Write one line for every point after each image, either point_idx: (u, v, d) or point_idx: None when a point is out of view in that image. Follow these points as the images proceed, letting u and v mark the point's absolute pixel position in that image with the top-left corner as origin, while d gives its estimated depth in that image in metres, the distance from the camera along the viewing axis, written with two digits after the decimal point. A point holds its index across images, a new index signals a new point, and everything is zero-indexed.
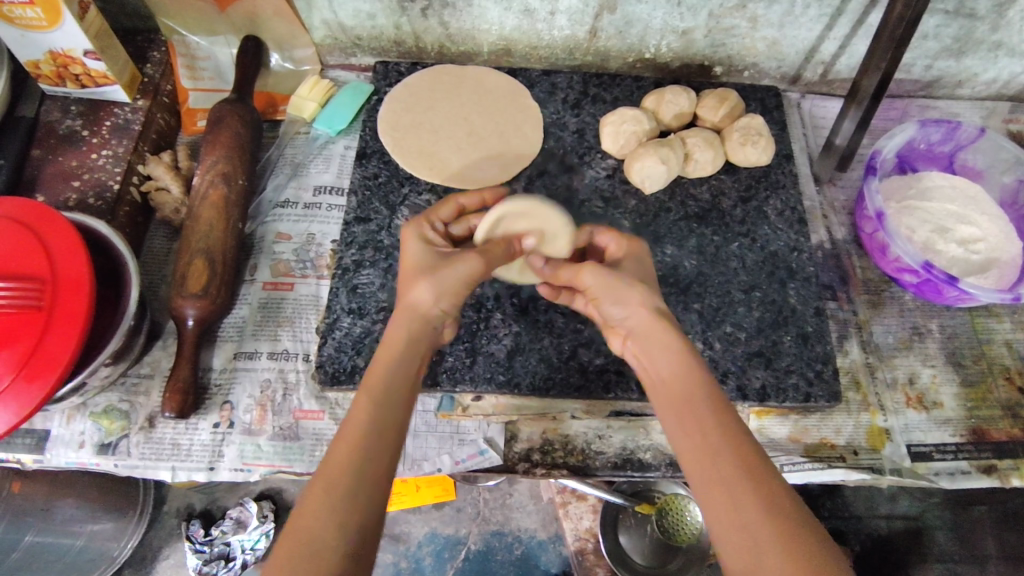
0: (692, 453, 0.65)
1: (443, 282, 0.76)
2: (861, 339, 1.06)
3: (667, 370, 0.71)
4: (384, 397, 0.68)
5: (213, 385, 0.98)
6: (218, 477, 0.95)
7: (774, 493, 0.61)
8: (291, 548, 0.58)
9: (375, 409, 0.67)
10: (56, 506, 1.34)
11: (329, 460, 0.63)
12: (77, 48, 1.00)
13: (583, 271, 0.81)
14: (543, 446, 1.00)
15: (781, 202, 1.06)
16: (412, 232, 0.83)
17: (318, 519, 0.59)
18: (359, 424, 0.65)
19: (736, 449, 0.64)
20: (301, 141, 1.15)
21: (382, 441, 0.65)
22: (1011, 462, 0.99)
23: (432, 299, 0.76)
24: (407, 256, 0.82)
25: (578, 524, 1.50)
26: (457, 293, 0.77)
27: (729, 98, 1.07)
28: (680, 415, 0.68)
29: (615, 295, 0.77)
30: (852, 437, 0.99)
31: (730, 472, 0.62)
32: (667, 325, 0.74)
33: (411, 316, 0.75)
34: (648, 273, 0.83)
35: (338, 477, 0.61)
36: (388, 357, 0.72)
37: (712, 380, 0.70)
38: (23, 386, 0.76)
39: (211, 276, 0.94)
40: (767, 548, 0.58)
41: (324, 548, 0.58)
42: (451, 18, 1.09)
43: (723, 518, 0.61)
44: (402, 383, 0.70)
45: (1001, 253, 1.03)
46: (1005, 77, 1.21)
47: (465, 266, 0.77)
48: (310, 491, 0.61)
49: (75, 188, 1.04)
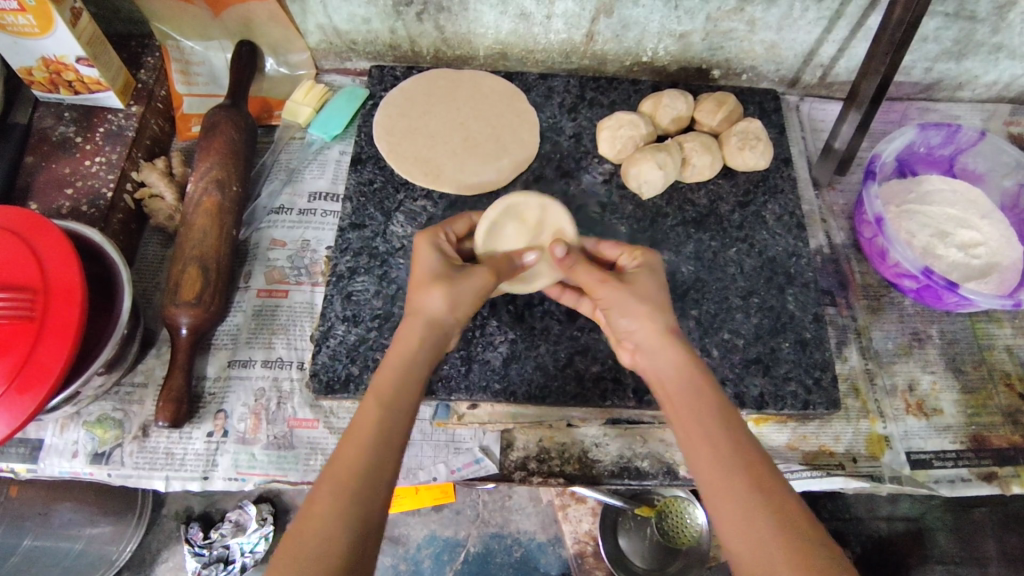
0: (705, 470, 0.64)
1: (459, 294, 0.77)
2: (860, 345, 1.05)
3: (677, 386, 0.71)
4: (392, 403, 0.67)
5: (206, 394, 0.98)
6: (213, 486, 0.94)
7: (792, 508, 0.60)
8: (294, 550, 0.57)
9: (384, 415, 0.65)
10: (55, 510, 1.33)
11: (332, 462, 0.62)
12: (69, 55, 1.00)
13: (597, 283, 0.80)
14: (539, 454, 1.00)
15: (779, 207, 1.05)
16: (426, 241, 0.82)
17: (320, 517, 0.58)
18: (363, 428, 0.64)
19: (752, 465, 0.63)
20: (296, 146, 1.15)
21: (388, 448, 0.64)
22: (1012, 470, 0.98)
23: (448, 307, 0.76)
24: (419, 262, 0.80)
25: (578, 527, 1.53)
26: (470, 304, 0.78)
27: (727, 102, 1.05)
28: (693, 429, 0.68)
29: (623, 309, 0.77)
30: (851, 444, 0.98)
31: (746, 488, 0.62)
32: (678, 342, 0.75)
33: (423, 319, 0.75)
34: (664, 288, 0.80)
35: (343, 482, 0.60)
36: (395, 359, 0.71)
37: (724, 398, 0.70)
38: (16, 397, 0.75)
39: (204, 285, 0.94)
40: (782, 561, 0.57)
41: (326, 551, 0.57)
42: (447, 22, 1.09)
43: (740, 532, 0.60)
44: (409, 386, 0.69)
45: (1002, 258, 1.02)
46: (1006, 79, 1.20)
47: (480, 281, 0.79)
48: (314, 494, 0.60)
49: (68, 196, 1.04)
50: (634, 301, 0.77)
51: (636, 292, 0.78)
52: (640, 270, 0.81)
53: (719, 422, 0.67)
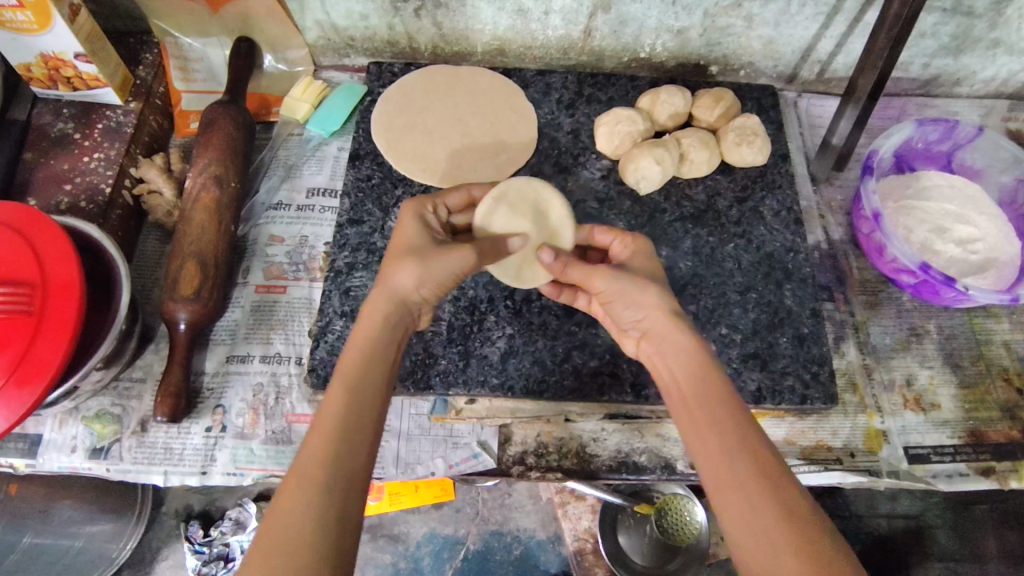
0: (710, 460, 0.64)
1: (428, 271, 0.75)
2: (858, 340, 1.05)
3: (684, 373, 0.71)
4: (359, 388, 0.67)
5: (204, 389, 0.98)
6: (211, 481, 0.95)
7: (791, 497, 0.61)
8: (269, 546, 0.57)
9: (350, 399, 0.65)
10: (55, 507, 1.34)
11: (301, 454, 0.62)
12: (68, 51, 1.00)
13: (598, 275, 0.80)
14: (537, 449, 1.00)
15: (777, 203, 1.05)
16: (411, 211, 0.81)
17: (293, 513, 0.58)
18: (329, 417, 0.64)
19: (754, 454, 0.63)
20: (294, 142, 1.15)
21: (355, 436, 0.64)
22: (1011, 464, 0.98)
23: (416, 285, 0.75)
24: (400, 231, 0.80)
25: (578, 524, 1.51)
26: (443, 283, 0.76)
27: (725, 97, 1.06)
28: (699, 417, 0.67)
29: (628, 298, 0.77)
30: (848, 439, 0.98)
31: (747, 477, 0.62)
32: (685, 327, 0.74)
33: (389, 299, 0.74)
34: (661, 273, 0.81)
35: (311, 474, 0.60)
36: (360, 344, 0.71)
37: (728, 388, 0.69)
38: (14, 390, 0.75)
39: (202, 280, 0.94)
40: (784, 551, 0.57)
41: (299, 544, 0.57)
42: (445, 18, 1.09)
43: (740, 521, 0.60)
44: (376, 369, 0.69)
45: (999, 253, 1.02)
46: (1004, 75, 1.20)
47: (455, 256, 0.76)
48: (285, 486, 0.60)
49: (67, 191, 1.04)
50: (633, 283, 0.77)
51: (636, 281, 0.78)
52: (637, 258, 0.82)
53: (725, 410, 0.67)
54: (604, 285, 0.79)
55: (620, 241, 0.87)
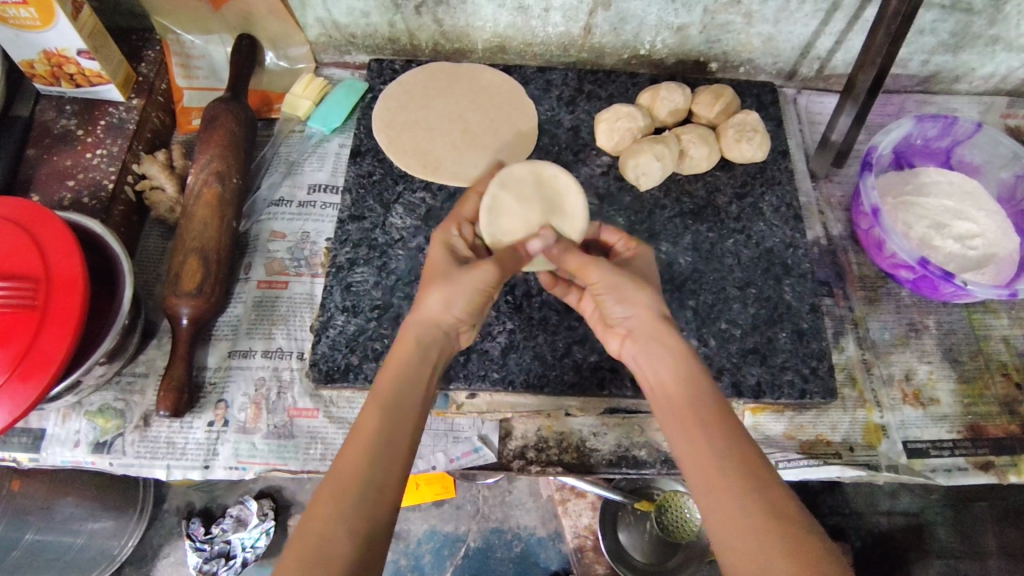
0: (696, 461, 0.65)
1: (456, 292, 0.78)
2: (857, 335, 1.05)
3: (672, 376, 0.73)
4: (393, 405, 0.69)
5: (207, 383, 0.98)
6: (213, 475, 0.95)
7: (777, 496, 0.61)
8: (302, 555, 0.58)
9: (385, 416, 0.68)
10: (57, 504, 1.29)
11: (335, 466, 0.64)
12: (71, 48, 1.00)
13: (592, 266, 0.80)
14: (538, 443, 1.00)
15: (776, 199, 1.05)
16: (439, 238, 0.87)
17: (325, 524, 0.60)
18: (365, 432, 0.66)
19: (741, 454, 0.64)
20: (296, 139, 1.16)
21: (389, 451, 0.66)
22: (1009, 459, 0.99)
23: (446, 307, 0.78)
24: (431, 259, 0.85)
25: (578, 521, 1.50)
26: (472, 300, 0.79)
27: (725, 94, 1.06)
28: (686, 418, 0.69)
29: (620, 294, 0.78)
30: (847, 434, 0.99)
31: (733, 477, 0.63)
32: (671, 330, 0.76)
33: (421, 322, 0.78)
34: (653, 278, 0.84)
35: (346, 485, 0.62)
36: (395, 364, 0.74)
37: (713, 390, 0.71)
38: (18, 385, 0.76)
39: (205, 275, 0.94)
40: (771, 550, 0.58)
41: (331, 553, 0.58)
42: (445, 16, 1.09)
43: (727, 521, 0.61)
44: (411, 388, 0.72)
45: (998, 249, 1.03)
46: (1003, 72, 1.21)
47: (478, 275, 0.79)
48: (319, 498, 0.62)
49: (70, 187, 1.04)
50: (628, 283, 0.79)
51: (629, 278, 0.79)
52: (635, 262, 0.86)
53: (712, 413, 0.68)
54: (599, 277, 0.80)
55: (622, 243, 0.89)
